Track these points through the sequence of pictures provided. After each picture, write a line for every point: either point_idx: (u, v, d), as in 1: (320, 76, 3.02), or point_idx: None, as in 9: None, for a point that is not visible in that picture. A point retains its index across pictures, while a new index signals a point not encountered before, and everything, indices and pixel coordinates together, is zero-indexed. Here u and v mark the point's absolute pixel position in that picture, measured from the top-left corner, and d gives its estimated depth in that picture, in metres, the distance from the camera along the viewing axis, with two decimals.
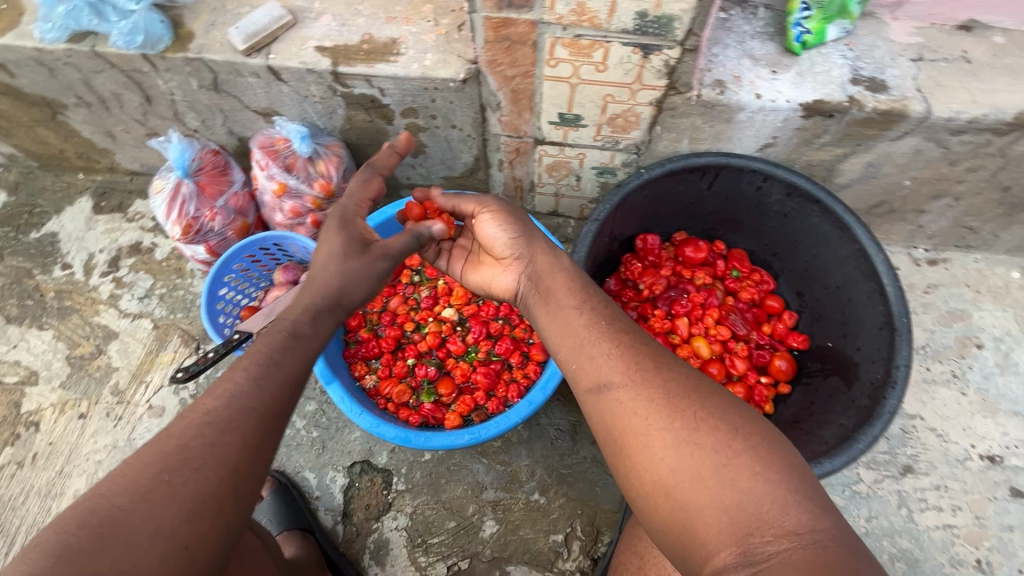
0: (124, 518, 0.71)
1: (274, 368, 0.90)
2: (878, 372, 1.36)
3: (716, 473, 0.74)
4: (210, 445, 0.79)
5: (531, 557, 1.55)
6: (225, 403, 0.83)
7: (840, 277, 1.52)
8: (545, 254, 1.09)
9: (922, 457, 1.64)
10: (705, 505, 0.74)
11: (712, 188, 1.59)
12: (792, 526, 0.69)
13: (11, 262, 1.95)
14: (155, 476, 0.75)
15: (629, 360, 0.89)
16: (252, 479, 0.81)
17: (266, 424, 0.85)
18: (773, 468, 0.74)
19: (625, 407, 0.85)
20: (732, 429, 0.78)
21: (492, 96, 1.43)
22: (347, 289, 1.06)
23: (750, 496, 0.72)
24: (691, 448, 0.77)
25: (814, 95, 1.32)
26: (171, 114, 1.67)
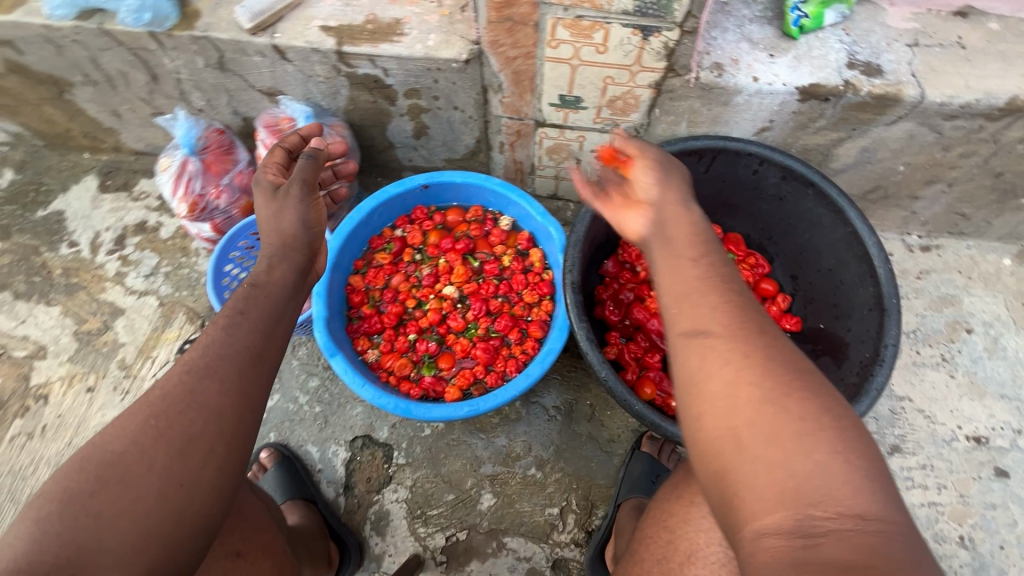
0: (118, 460, 0.74)
1: (242, 317, 0.92)
2: (867, 351, 1.39)
3: (794, 438, 0.67)
4: (190, 391, 0.81)
5: (527, 529, 1.60)
6: (200, 353, 0.85)
7: (834, 259, 1.55)
8: (677, 203, 1.00)
9: (909, 437, 1.68)
10: (772, 466, 0.67)
11: (710, 171, 1.61)
12: (861, 510, 0.63)
13: (19, 239, 1.98)
14: (142, 421, 0.77)
15: (737, 316, 0.80)
16: (238, 423, 0.83)
17: (246, 368, 0.86)
18: (858, 456, 0.66)
19: (718, 354, 0.77)
20: (822, 406, 0.70)
21: (494, 78, 1.45)
22: (279, 225, 1.08)
23: (823, 469, 0.65)
24: (775, 409, 0.70)
25: (810, 79, 1.34)
26: (177, 93, 1.70)
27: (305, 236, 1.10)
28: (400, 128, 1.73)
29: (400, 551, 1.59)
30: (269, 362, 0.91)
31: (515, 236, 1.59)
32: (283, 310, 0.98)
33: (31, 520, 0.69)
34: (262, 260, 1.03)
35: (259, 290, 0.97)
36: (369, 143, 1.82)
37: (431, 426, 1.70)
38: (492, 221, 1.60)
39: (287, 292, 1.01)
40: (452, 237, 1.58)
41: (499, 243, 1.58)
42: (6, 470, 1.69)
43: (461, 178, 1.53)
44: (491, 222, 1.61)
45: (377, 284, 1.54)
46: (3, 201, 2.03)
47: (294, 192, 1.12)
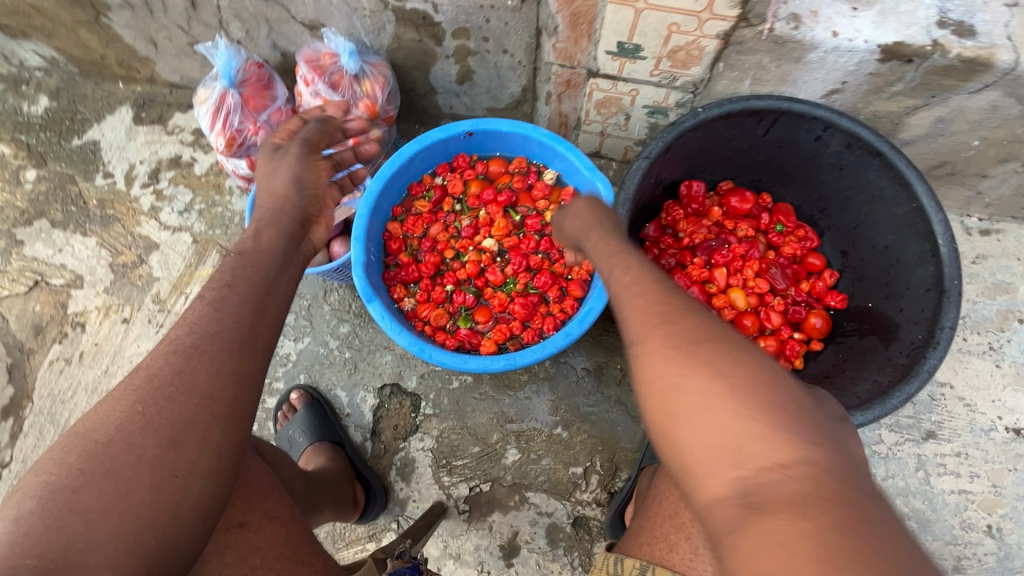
0: (103, 452, 0.73)
1: (229, 290, 0.89)
2: (920, 333, 1.34)
3: (705, 412, 0.67)
4: (178, 373, 0.79)
5: (550, 485, 1.61)
6: (187, 332, 0.83)
7: (892, 236, 1.47)
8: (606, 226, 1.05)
9: (946, 425, 1.64)
10: (699, 443, 0.67)
11: (768, 135, 1.52)
12: (783, 459, 0.62)
13: (55, 168, 1.97)
14: (129, 408, 0.76)
15: (655, 311, 0.79)
16: (228, 403, 0.80)
17: (236, 346, 0.83)
18: (774, 413, 0.64)
19: (635, 349, 0.77)
20: (730, 371, 0.68)
21: (550, 19, 1.36)
22: (274, 187, 1.08)
23: (741, 434, 0.64)
24: (687, 389, 0.69)
25: (895, 37, 1.23)
26: (215, 22, 1.63)
27: (300, 198, 1.08)
28: (444, 71, 1.66)
29: (423, 497, 1.62)
30: (263, 336, 0.87)
31: (560, 191, 1.53)
32: (273, 283, 0.94)
33: (9, 519, 0.68)
34: (253, 226, 1.02)
35: (245, 258, 0.95)
36: (410, 86, 1.75)
37: (460, 379, 1.70)
38: (536, 173, 1.55)
39: (276, 256, 0.98)
40: (494, 188, 1.54)
41: (543, 197, 1.53)
42: (46, 392, 1.74)
43: (507, 127, 1.46)
44: (535, 174, 1.56)
45: (416, 232, 1.52)
46: (39, 127, 2.02)
47: (292, 151, 1.12)
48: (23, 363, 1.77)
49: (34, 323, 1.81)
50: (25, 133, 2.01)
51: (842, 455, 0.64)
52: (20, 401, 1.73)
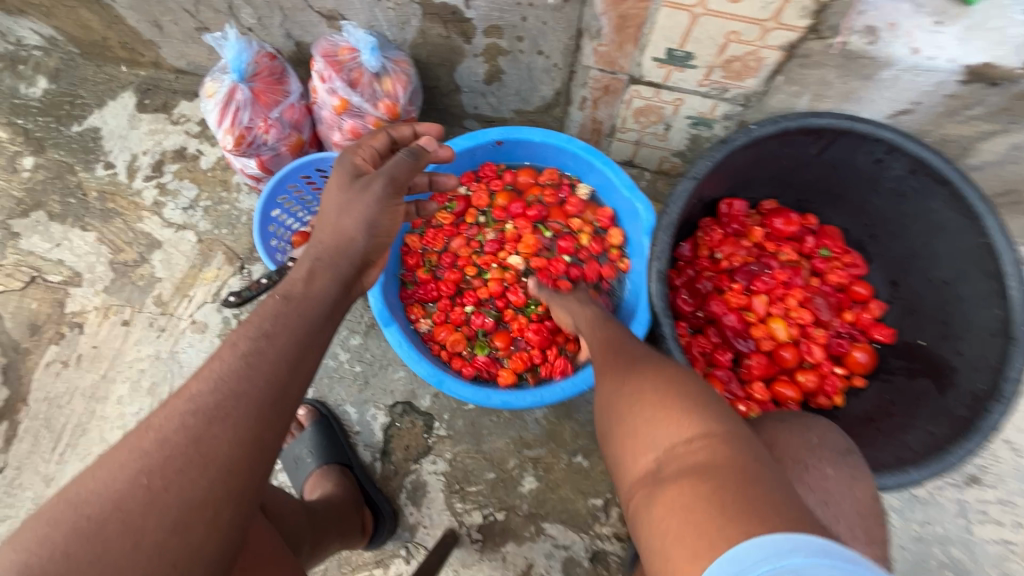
0: (97, 532, 0.63)
1: (266, 341, 0.81)
2: (982, 381, 1.23)
3: (638, 413, 0.82)
4: (194, 440, 0.70)
5: (568, 516, 1.53)
6: (210, 389, 0.74)
7: (952, 271, 1.35)
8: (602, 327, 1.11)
9: (991, 469, 1.54)
10: (634, 440, 0.80)
11: (821, 154, 1.40)
12: (690, 437, 0.73)
13: (53, 155, 1.86)
14: (131, 479, 0.66)
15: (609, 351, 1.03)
16: (248, 476, 0.72)
17: (264, 408, 0.75)
18: (688, 400, 0.79)
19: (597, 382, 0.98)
20: (660, 381, 0.86)
21: (594, 21, 1.23)
22: (342, 224, 1.03)
23: (659, 424, 0.78)
24: (625, 400, 0.87)
25: (983, 57, 1.10)
26: (225, 7, 1.50)
27: (366, 241, 1.04)
28: (472, 70, 1.53)
29: (434, 524, 1.54)
30: (294, 396, 0.80)
31: (593, 208, 1.44)
32: (314, 337, 0.88)
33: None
34: (307, 262, 0.98)
35: (291, 304, 0.89)
36: (433, 83, 1.63)
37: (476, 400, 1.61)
38: (569, 186, 1.46)
39: (321, 305, 0.92)
40: (523, 201, 1.44)
41: (575, 213, 1.43)
42: (42, 396, 1.66)
43: (541, 138, 1.36)
44: (567, 188, 1.46)
45: (435, 246, 1.41)
46: (37, 111, 1.90)
47: (374, 188, 1.05)
48: (18, 363, 1.69)
49: (30, 322, 1.72)
50: (22, 117, 1.90)
51: (745, 435, 0.73)
52: (14, 404, 1.65)
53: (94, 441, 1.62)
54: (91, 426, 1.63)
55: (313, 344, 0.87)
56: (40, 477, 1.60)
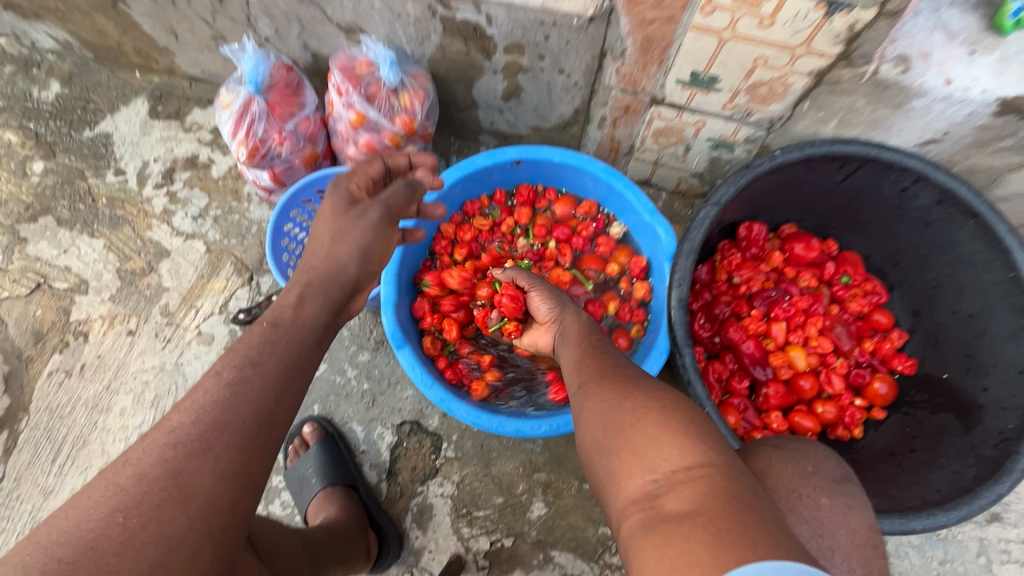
0: (67, 575, 0.57)
1: (253, 369, 0.78)
2: (1010, 422, 1.20)
3: (629, 424, 0.71)
4: (175, 474, 0.65)
5: (577, 545, 1.49)
6: (193, 420, 0.71)
7: (978, 304, 1.32)
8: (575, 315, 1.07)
9: (1013, 507, 1.49)
10: (616, 455, 0.70)
11: (846, 181, 1.37)
12: (686, 463, 0.63)
13: (64, 160, 1.84)
14: (106, 518, 0.61)
15: (596, 357, 0.91)
16: (228, 512, 0.67)
17: (247, 441, 0.72)
18: (686, 422, 0.68)
19: (579, 385, 0.86)
20: (654, 395, 0.75)
21: (619, 42, 1.21)
22: (338, 253, 1.00)
23: (652, 439, 0.67)
24: (613, 408, 0.76)
25: (1019, 89, 1.08)
26: (243, 17, 1.48)
27: (358, 269, 1.02)
28: (490, 87, 1.51)
29: (440, 548, 1.51)
30: (280, 426, 0.77)
31: (626, 250, 1.45)
32: (303, 362, 0.86)
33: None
34: (297, 287, 0.95)
35: (279, 332, 0.86)
36: (450, 98, 1.61)
37: None
38: (603, 223, 1.47)
39: (310, 332, 0.90)
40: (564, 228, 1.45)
41: (606, 252, 1.45)
42: (43, 406, 1.63)
43: (560, 157, 1.35)
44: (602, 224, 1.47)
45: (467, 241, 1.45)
46: (49, 115, 1.89)
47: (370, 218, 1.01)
48: (21, 372, 1.66)
49: (34, 330, 1.70)
50: (33, 121, 1.88)
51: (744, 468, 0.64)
52: (15, 413, 1.62)
53: (94, 453, 1.59)
54: (92, 437, 1.60)
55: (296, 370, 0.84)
56: (39, 489, 1.57)
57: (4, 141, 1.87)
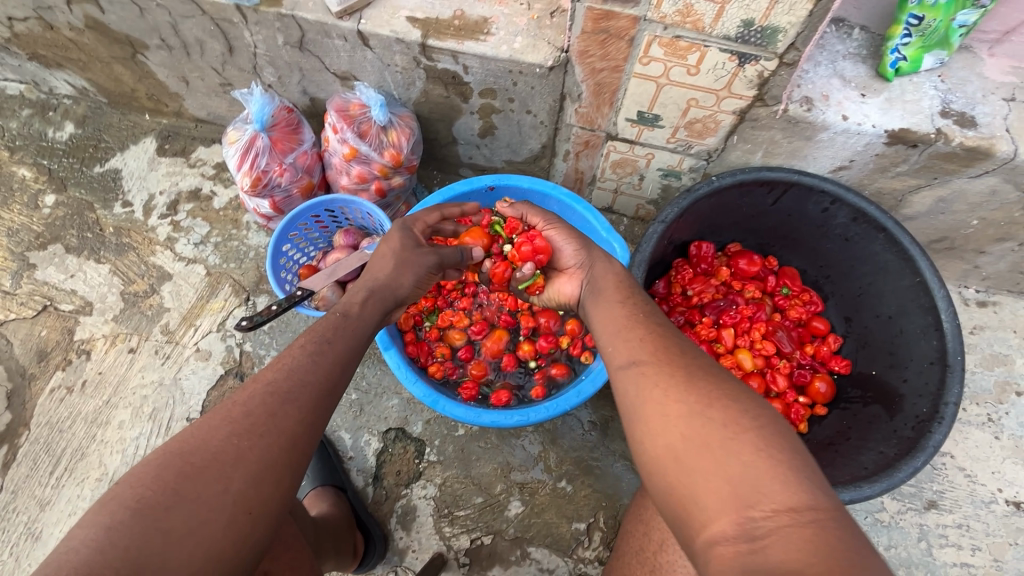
0: (197, 475, 0.73)
1: (328, 346, 0.96)
2: (924, 406, 1.37)
3: (722, 443, 0.72)
4: (272, 413, 0.82)
5: (553, 540, 1.60)
6: (284, 376, 0.87)
7: (895, 307, 1.51)
8: (601, 261, 1.18)
9: (948, 495, 1.64)
10: (706, 473, 0.71)
11: (777, 204, 1.58)
12: (790, 502, 0.65)
13: (75, 194, 2.00)
14: (224, 439, 0.77)
15: (659, 346, 0.90)
16: (305, 454, 0.83)
17: (320, 399, 0.88)
18: (786, 455, 0.70)
19: (648, 379, 0.85)
20: (743, 409, 0.76)
21: (575, 87, 1.43)
22: (398, 276, 1.17)
23: (751, 468, 0.69)
24: (701, 420, 0.76)
25: (902, 123, 1.31)
26: (250, 67, 1.69)
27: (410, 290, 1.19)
28: (468, 125, 1.72)
29: (423, 548, 1.60)
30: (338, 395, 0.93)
31: None
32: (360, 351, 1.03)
33: (100, 527, 0.66)
34: (363, 291, 1.11)
35: (347, 322, 1.03)
36: (432, 135, 1.82)
37: (465, 426, 1.69)
38: None
39: (368, 329, 1.07)
40: None
41: None
42: (44, 421, 1.71)
43: (528, 184, 1.55)
44: None
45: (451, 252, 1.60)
46: (62, 153, 2.05)
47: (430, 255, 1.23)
48: (24, 389, 1.75)
49: (39, 349, 1.80)
50: (47, 158, 2.04)
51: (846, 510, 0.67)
52: (16, 428, 1.70)
53: (92, 465, 1.67)
54: (91, 450, 1.68)
55: (345, 342, 1.00)
56: (36, 501, 1.63)
57: (18, 177, 2.02)
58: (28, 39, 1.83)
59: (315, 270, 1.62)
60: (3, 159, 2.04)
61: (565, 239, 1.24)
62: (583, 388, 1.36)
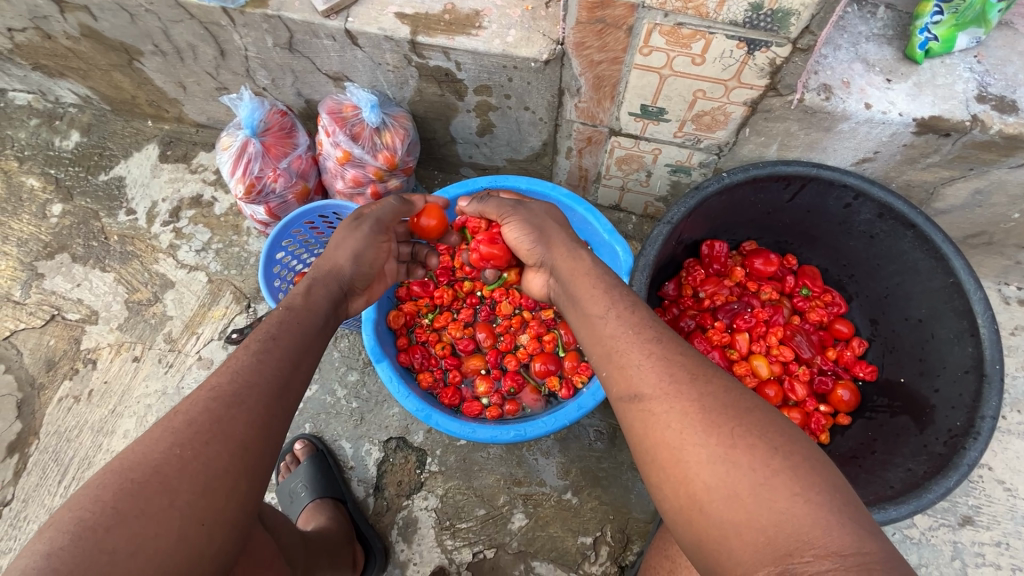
0: (140, 491, 0.69)
1: (274, 343, 0.92)
2: (958, 418, 1.25)
3: (753, 492, 0.67)
4: (217, 419, 0.77)
5: (558, 555, 1.54)
6: (229, 380, 0.83)
7: (926, 309, 1.39)
8: (565, 257, 1.06)
9: (985, 510, 1.52)
10: (738, 525, 0.67)
11: (794, 200, 1.47)
12: (835, 546, 0.62)
13: (80, 203, 2.00)
14: (167, 450, 0.73)
15: (663, 369, 0.80)
16: (258, 459, 0.78)
17: (272, 400, 0.84)
18: (821, 493, 0.66)
19: (658, 419, 0.77)
20: (772, 446, 0.70)
21: (574, 81, 1.35)
22: (335, 256, 1.16)
23: (789, 516, 0.65)
24: (726, 466, 0.69)
25: (932, 110, 1.19)
26: (243, 70, 1.65)
27: (352, 270, 1.17)
28: (465, 124, 1.66)
29: (425, 561, 1.56)
30: (294, 391, 0.89)
31: None
32: (312, 341, 0.98)
33: (40, 554, 0.64)
34: (304, 281, 1.09)
35: (294, 314, 0.99)
36: (430, 135, 1.76)
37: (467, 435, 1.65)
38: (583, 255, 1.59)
39: (319, 315, 1.03)
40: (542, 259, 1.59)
41: None
42: (53, 430, 1.73)
43: (527, 185, 1.47)
44: None
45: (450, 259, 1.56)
46: (68, 162, 2.06)
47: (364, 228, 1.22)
48: (33, 398, 1.78)
49: (47, 358, 1.82)
50: (54, 168, 2.05)
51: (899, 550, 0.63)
52: (26, 437, 1.73)
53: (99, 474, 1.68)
54: (97, 459, 1.70)
55: (293, 334, 0.95)
56: (45, 510, 1.65)
57: (27, 186, 2.03)
58: (28, 49, 1.82)
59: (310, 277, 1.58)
60: (12, 169, 2.06)
61: (521, 230, 1.16)
62: (583, 402, 1.32)
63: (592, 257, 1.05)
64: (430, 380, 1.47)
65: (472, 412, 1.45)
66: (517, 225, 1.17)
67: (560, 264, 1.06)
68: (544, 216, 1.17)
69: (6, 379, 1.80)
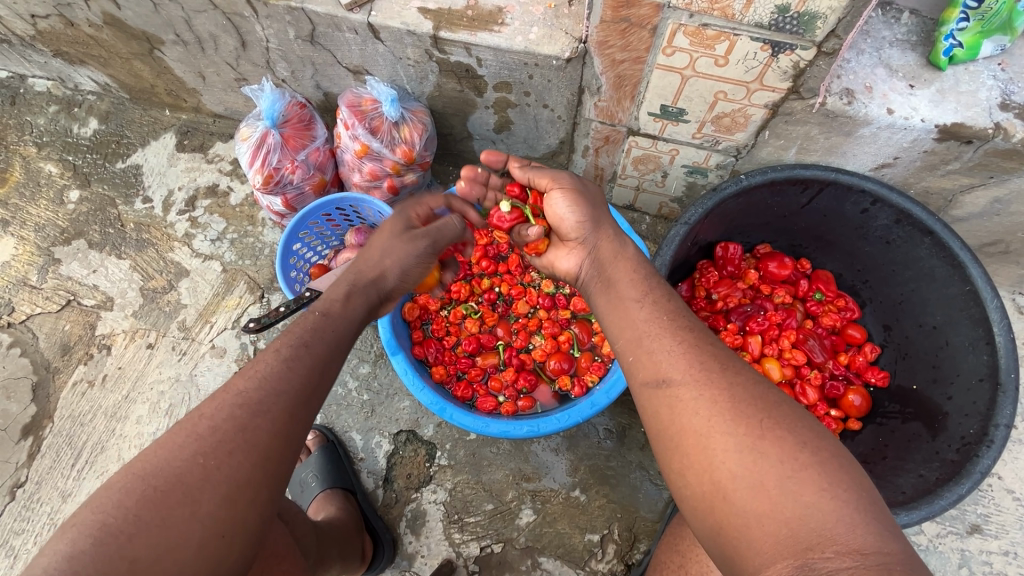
0: (161, 499, 0.70)
1: (305, 351, 0.91)
2: (971, 426, 1.25)
3: (779, 484, 0.68)
4: (241, 429, 0.78)
5: (564, 551, 1.55)
6: (256, 387, 0.83)
7: (941, 317, 1.39)
8: (611, 241, 1.05)
9: (993, 519, 1.52)
10: (760, 515, 0.67)
11: (811, 204, 1.46)
12: (855, 545, 0.62)
13: (97, 189, 2.02)
14: (190, 458, 0.74)
15: (694, 357, 0.81)
16: (270, 451, 0.78)
17: (299, 408, 0.84)
18: (843, 486, 0.67)
19: (686, 406, 0.78)
20: (800, 441, 0.71)
21: (595, 79, 1.35)
22: (382, 262, 1.14)
23: (814, 510, 0.65)
24: (755, 457, 0.70)
25: (955, 117, 1.19)
26: (263, 62, 1.66)
27: (394, 281, 1.15)
28: (483, 120, 1.67)
29: (433, 553, 1.57)
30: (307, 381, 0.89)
31: None
32: (341, 348, 0.97)
33: (62, 555, 0.65)
34: (343, 286, 1.07)
35: (328, 321, 0.99)
36: (447, 130, 1.77)
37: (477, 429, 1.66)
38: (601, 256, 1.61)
39: (353, 324, 1.03)
40: None
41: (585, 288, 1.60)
42: (67, 414, 1.75)
43: None
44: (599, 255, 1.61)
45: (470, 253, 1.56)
46: (86, 149, 2.07)
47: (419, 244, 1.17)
48: (47, 382, 1.80)
49: (62, 343, 1.84)
50: (72, 154, 2.07)
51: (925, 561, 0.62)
52: (41, 420, 1.75)
53: (112, 459, 1.70)
54: (111, 444, 1.72)
55: (322, 341, 0.94)
56: (58, 492, 1.68)
57: (45, 172, 2.05)
58: (50, 36, 1.83)
59: (326, 269, 1.59)
60: (30, 154, 2.08)
61: (567, 203, 1.09)
62: (597, 399, 1.32)
63: (634, 248, 1.04)
64: (445, 374, 1.48)
65: (486, 408, 1.46)
66: (565, 198, 1.09)
67: (602, 248, 1.05)
68: (595, 195, 1.12)
69: (22, 362, 1.83)
